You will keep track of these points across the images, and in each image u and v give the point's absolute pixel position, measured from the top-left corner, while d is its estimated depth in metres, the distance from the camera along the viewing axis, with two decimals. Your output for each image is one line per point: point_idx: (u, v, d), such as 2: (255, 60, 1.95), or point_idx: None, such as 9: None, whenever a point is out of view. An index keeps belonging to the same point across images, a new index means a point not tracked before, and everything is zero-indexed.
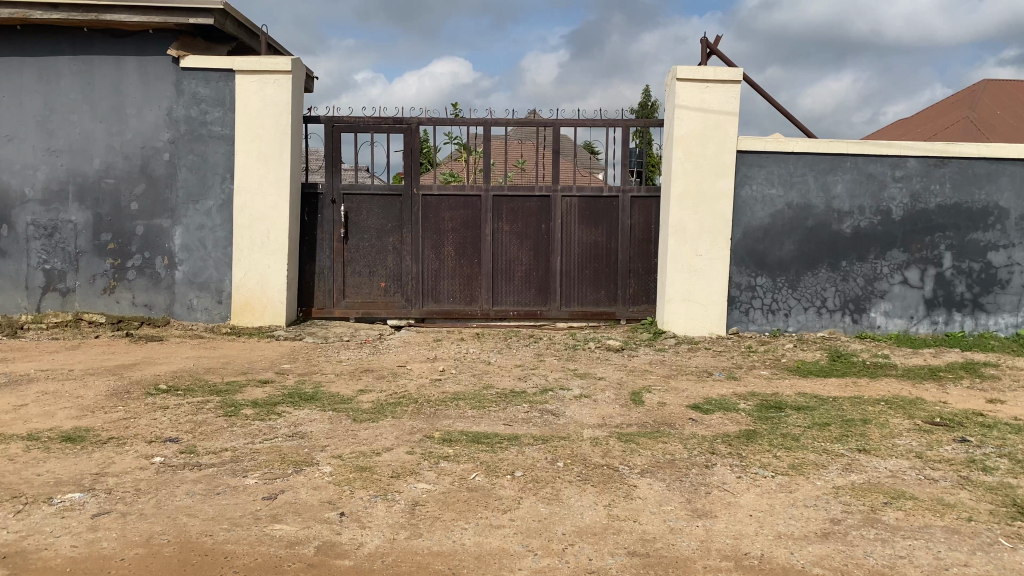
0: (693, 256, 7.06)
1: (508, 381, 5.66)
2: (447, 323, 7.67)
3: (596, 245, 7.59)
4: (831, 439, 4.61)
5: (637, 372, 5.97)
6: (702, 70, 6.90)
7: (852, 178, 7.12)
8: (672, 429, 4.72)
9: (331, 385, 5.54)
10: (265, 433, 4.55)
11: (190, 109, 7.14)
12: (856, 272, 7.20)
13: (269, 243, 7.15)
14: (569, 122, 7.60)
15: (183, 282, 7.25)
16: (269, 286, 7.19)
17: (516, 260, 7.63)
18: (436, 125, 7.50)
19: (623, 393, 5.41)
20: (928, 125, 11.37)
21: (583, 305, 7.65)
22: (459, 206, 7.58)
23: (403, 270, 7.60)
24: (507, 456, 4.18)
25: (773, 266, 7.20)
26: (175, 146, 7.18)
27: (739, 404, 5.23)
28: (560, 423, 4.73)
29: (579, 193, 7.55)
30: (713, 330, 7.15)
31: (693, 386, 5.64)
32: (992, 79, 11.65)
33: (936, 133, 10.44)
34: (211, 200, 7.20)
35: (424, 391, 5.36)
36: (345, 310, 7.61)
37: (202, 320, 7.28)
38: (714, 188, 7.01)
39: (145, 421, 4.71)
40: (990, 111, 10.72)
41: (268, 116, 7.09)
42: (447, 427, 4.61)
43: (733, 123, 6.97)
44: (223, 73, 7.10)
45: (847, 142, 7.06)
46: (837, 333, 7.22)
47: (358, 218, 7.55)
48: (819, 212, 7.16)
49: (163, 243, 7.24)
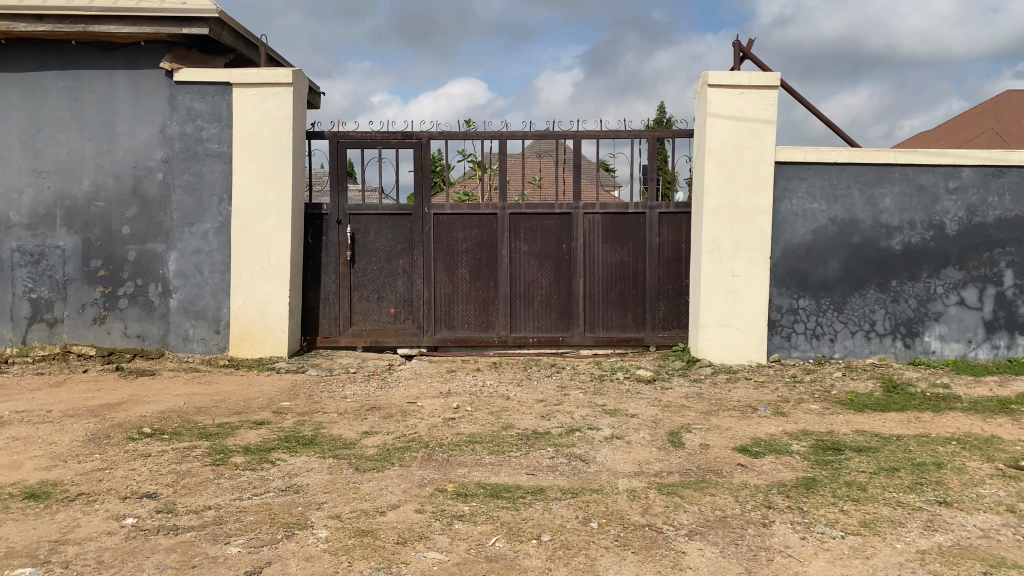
0: (729, 277, 6.48)
1: (529, 419, 5.07)
2: (461, 352, 7.12)
3: (622, 265, 7.03)
4: (904, 489, 3.98)
5: (673, 408, 5.37)
6: (736, 75, 6.35)
7: (902, 191, 6.54)
8: (719, 478, 4.12)
9: (333, 426, 4.98)
10: (255, 486, 3.99)
11: (185, 126, 6.67)
12: (907, 292, 6.60)
13: (270, 268, 6.64)
14: (591, 135, 7.06)
15: (178, 311, 6.74)
16: (270, 314, 6.67)
17: (535, 282, 7.08)
18: (448, 139, 6.98)
19: (659, 433, 4.82)
20: (962, 131, 10.73)
21: (608, 331, 7.08)
22: (474, 225, 7.04)
23: (414, 294, 7.06)
24: (531, 515, 3.59)
25: (816, 287, 6.61)
26: (170, 165, 6.70)
27: (791, 446, 4.63)
28: (591, 472, 4.14)
29: (603, 210, 7.00)
30: (752, 357, 6.55)
31: (737, 424, 5.04)
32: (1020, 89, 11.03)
33: (974, 140, 9.80)
34: (207, 222, 6.70)
35: (436, 433, 4.78)
36: (352, 339, 7.07)
37: (199, 351, 6.76)
38: (751, 202, 6.44)
39: (121, 472, 4.17)
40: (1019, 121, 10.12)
41: (267, 131, 6.60)
42: (461, 478, 4.04)
43: (771, 131, 6.41)
44: (219, 86, 6.62)
45: (895, 150, 6.48)
46: (888, 359, 6.60)
47: (366, 239, 7.03)
48: (866, 227, 6.57)
49: (157, 269, 6.74)
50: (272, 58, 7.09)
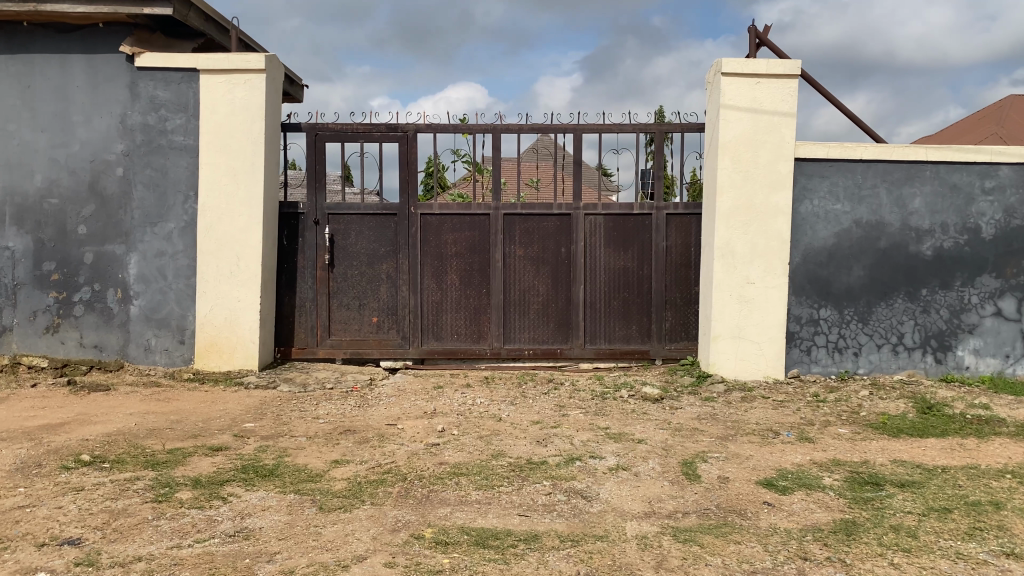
0: (744, 284, 5.90)
1: (523, 446, 4.46)
2: (450, 364, 6.52)
3: (626, 271, 6.44)
4: (962, 536, 3.37)
5: (684, 432, 4.77)
6: (753, 63, 5.78)
7: (933, 191, 5.97)
8: (743, 522, 3.52)
9: (299, 454, 4.37)
10: (199, 530, 3.38)
11: (148, 116, 6.07)
12: (939, 302, 6.01)
13: (238, 272, 6.05)
14: (592, 129, 6.47)
15: (139, 319, 6.14)
16: (239, 323, 6.07)
17: (531, 290, 6.48)
18: (436, 132, 6.38)
19: (670, 463, 4.22)
20: (974, 129, 10.16)
21: (611, 343, 6.50)
22: (464, 226, 6.45)
23: (398, 302, 6.47)
24: (523, 571, 2.98)
25: (839, 296, 6.02)
26: (130, 159, 6.10)
27: (823, 480, 4.03)
28: (594, 514, 3.54)
29: (606, 211, 6.40)
30: (769, 373, 5.97)
31: (758, 452, 4.44)
32: (1020, 94, 10.45)
33: (990, 136, 9.23)
34: (171, 222, 6.11)
35: (417, 463, 4.18)
36: (331, 350, 6.47)
37: (161, 363, 6.16)
38: (769, 203, 5.86)
39: (44, 512, 3.55)
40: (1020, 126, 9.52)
41: (237, 122, 6.02)
42: (443, 522, 3.43)
43: (790, 124, 5.82)
44: (185, 73, 6.03)
45: (926, 147, 5.91)
46: (918, 375, 6.02)
47: (346, 241, 6.44)
48: (894, 231, 6.00)
49: (115, 273, 6.14)
50: (245, 44, 6.50)
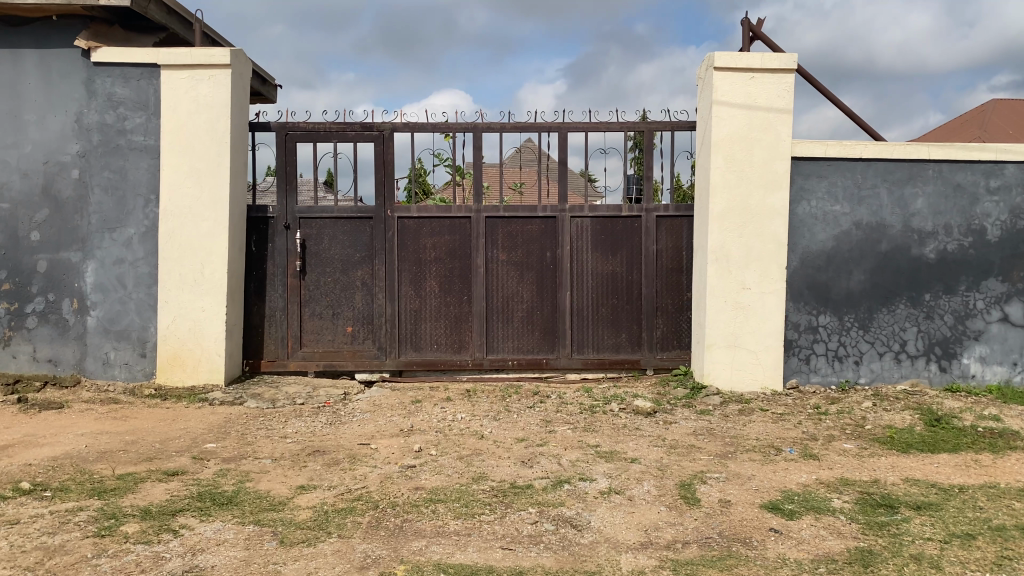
0: (739, 289, 5.59)
1: (507, 467, 4.12)
2: (430, 376, 6.17)
3: (614, 276, 6.12)
4: (991, 566, 3.05)
5: (680, 449, 4.44)
6: (747, 57, 5.48)
7: (936, 191, 5.69)
8: (749, 552, 3.19)
9: (262, 478, 4.01)
10: (143, 570, 3.00)
11: (105, 115, 5.69)
12: (943, 308, 5.73)
13: (203, 280, 5.68)
14: (578, 128, 6.15)
15: (96, 330, 5.75)
16: (204, 335, 5.70)
17: (515, 296, 6.15)
18: (414, 131, 6.04)
19: (666, 485, 3.89)
20: (959, 132, 9.95)
21: (599, 352, 6.17)
22: (443, 230, 6.11)
23: (375, 311, 6.11)
24: None
25: (839, 301, 5.73)
26: (86, 161, 5.70)
27: (832, 502, 3.71)
28: (585, 546, 3.20)
29: (593, 213, 6.08)
30: (767, 384, 5.65)
31: (760, 471, 4.12)
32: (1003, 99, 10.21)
33: (977, 137, 9.00)
34: (131, 228, 5.73)
35: (391, 488, 3.82)
36: (303, 362, 6.11)
37: (121, 378, 5.77)
38: (764, 204, 5.56)
39: None
40: (1005, 129, 9.28)
41: (201, 121, 5.65)
42: (417, 557, 3.08)
43: (786, 121, 5.53)
44: (145, 68, 5.66)
45: (927, 145, 5.63)
46: (921, 384, 5.73)
47: (318, 247, 6.08)
48: (895, 233, 5.71)
49: (71, 282, 5.74)
50: (210, 38, 6.14)
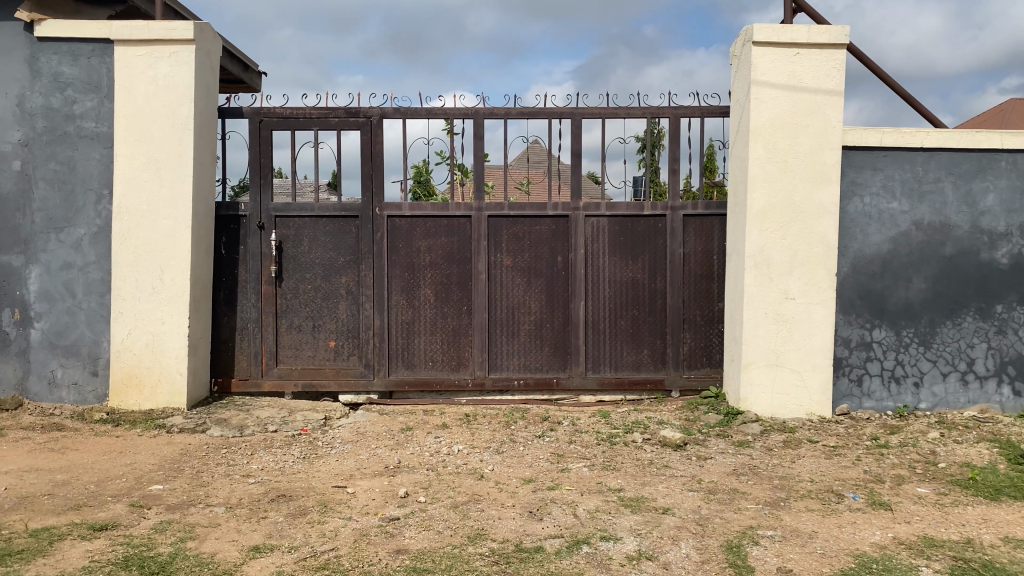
0: (781, 299, 4.82)
1: (512, 520, 3.36)
2: (424, 399, 5.42)
3: (635, 284, 5.36)
4: None
5: (720, 496, 3.67)
6: (791, 29, 4.70)
7: (1009, 186, 4.90)
8: None
9: (210, 536, 3.24)
10: None
11: (51, 97, 4.95)
12: (1017, 322, 4.94)
13: (162, 287, 4.94)
14: (593, 115, 5.38)
15: (41, 345, 5.01)
16: (163, 350, 4.95)
17: (522, 306, 5.39)
18: (406, 117, 5.27)
19: (709, 548, 3.12)
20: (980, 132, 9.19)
21: (617, 370, 5.40)
22: (440, 231, 5.35)
23: (361, 323, 5.36)
24: None
25: (896, 314, 4.95)
26: (30, 150, 4.97)
27: (922, 573, 2.93)
28: None
29: (610, 212, 5.32)
30: (812, 409, 4.88)
31: (824, 527, 3.34)
32: None
33: None
34: (80, 227, 4.99)
35: (366, 551, 3.05)
36: (279, 382, 5.36)
37: (69, 399, 5.03)
38: (810, 200, 4.79)
39: None
40: None
41: (160, 104, 4.91)
42: None
43: (836, 104, 4.76)
44: (97, 45, 4.93)
45: (1001, 132, 4.84)
46: (992, 411, 4.94)
47: (297, 250, 5.34)
48: (961, 234, 4.93)
49: (12, 289, 5.00)
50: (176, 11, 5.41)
